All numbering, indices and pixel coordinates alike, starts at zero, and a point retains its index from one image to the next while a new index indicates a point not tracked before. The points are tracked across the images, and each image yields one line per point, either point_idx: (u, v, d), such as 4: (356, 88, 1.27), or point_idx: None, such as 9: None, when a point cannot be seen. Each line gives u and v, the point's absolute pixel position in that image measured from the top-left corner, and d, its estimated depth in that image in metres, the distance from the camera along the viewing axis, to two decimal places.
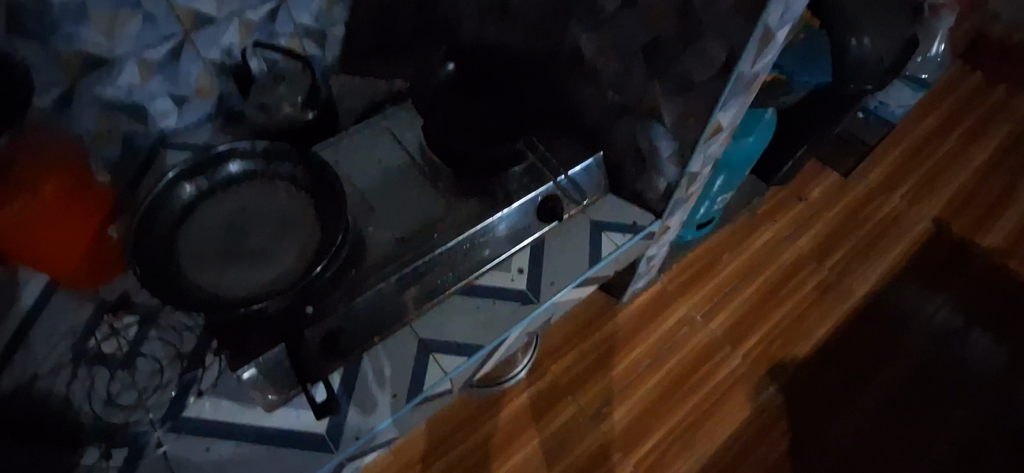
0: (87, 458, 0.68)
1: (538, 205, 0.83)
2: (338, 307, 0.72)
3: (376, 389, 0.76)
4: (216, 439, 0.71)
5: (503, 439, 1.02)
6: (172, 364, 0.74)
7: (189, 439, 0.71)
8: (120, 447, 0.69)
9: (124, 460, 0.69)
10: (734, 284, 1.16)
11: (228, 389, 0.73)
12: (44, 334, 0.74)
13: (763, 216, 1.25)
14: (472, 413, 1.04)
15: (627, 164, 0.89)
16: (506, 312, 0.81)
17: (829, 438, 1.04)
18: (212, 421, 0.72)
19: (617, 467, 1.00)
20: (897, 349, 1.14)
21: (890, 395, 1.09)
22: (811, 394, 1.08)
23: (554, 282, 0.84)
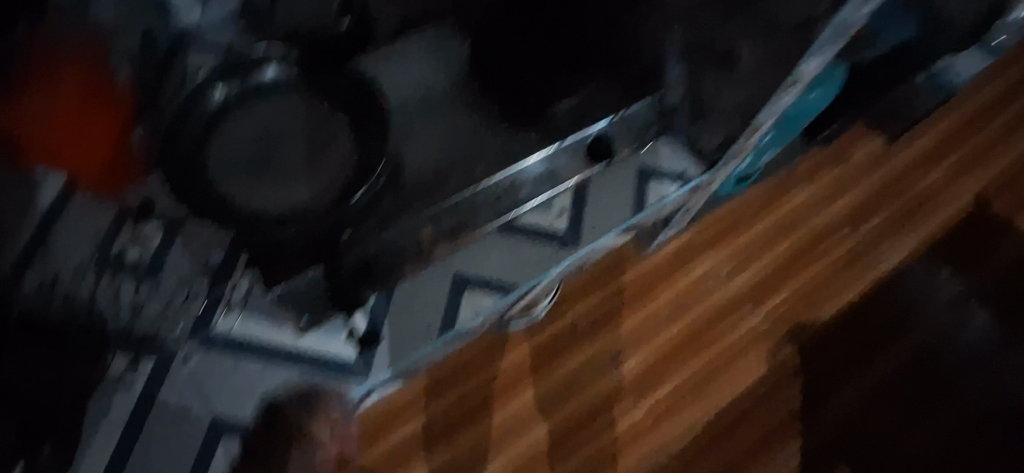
0: (115, 366, 0.73)
1: (588, 144, 0.78)
2: (371, 235, 0.70)
3: (408, 316, 0.80)
4: (247, 352, 0.75)
5: (512, 376, 1.02)
6: (198, 277, 0.72)
7: (217, 353, 0.75)
8: (145, 359, 0.74)
9: (150, 369, 0.74)
10: (761, 244, 1.14)
11: (258, 307, 0.73)
12: (65, 240, 0.68)
13: (802, 174, 1.20)
14: (489, 347, 1.02)
15: (683, 106, 0.84)
16: (541, 256, 0.80)
17: (831, 408, 1.06)
18: (241, 336, 0.74)
19: (626, 410, 1.02)
20: (905, 330, 1.13)
21: (896, 372, 1.10)
22: (823, 362, 1.08)
23: (595, 228, 0.82)
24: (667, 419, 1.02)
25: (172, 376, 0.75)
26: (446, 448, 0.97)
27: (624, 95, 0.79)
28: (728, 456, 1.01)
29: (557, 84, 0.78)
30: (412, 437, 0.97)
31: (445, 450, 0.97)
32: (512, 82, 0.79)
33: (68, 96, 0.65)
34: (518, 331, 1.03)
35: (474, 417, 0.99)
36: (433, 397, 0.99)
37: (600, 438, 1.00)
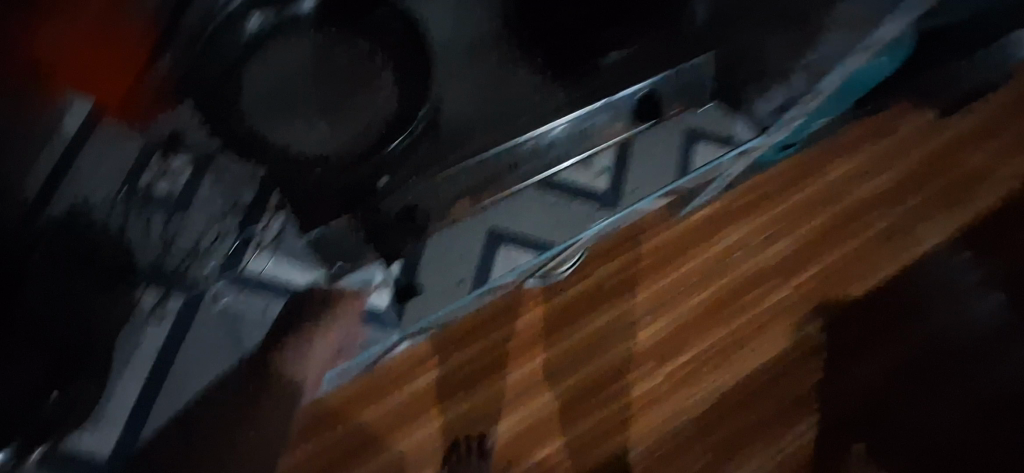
0: (145, 303, 0.77)
1: (635, 102, 0.81)
2: (411, 181, 0.76)
3: (452, 266, 0.86)
4: (273, 299, 0.83)
5: (530, 334, 0.98)
6: (226, 215, 0.75)
7: (250, 295, 0.81)
8: (175, 297, 0.78)
9: (179, 309, 0.79)
10: (795, 216, 1.11)
11: (289, 250, 0.80)
12: (91, 165, 0.63)
13: (842, 147, 1.16)
14: (510, 303, 0.99)
15: (723, 69, 0.85)
16: (579, 212, 0.87)
17: (845, 383, 1.02)
18: (254, 275, 0.80)
19: (648, 375, 0.99)
20: (930, 317, 1.07)
21: (916, 350, 1.05)
22: (845, 338, 1.05)
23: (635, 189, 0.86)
24: (689, 385, 0.99)
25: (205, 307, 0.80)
26: (460, 403, 0.94)
27: (665, 57, 0.80)
28: (746, 427, 0.98)
29: (604, 33, 0.77)
30: (426, 392, 0.93)
31: (460, 405, 0.94)
32: (557, 27, 0.76)
33: (87, 25, 0.57)
34: (538, 287, 1.00)
35: (490, 374, 0.96)
36: (453, 351, 0.95)
37: (617, 401, 0.97)
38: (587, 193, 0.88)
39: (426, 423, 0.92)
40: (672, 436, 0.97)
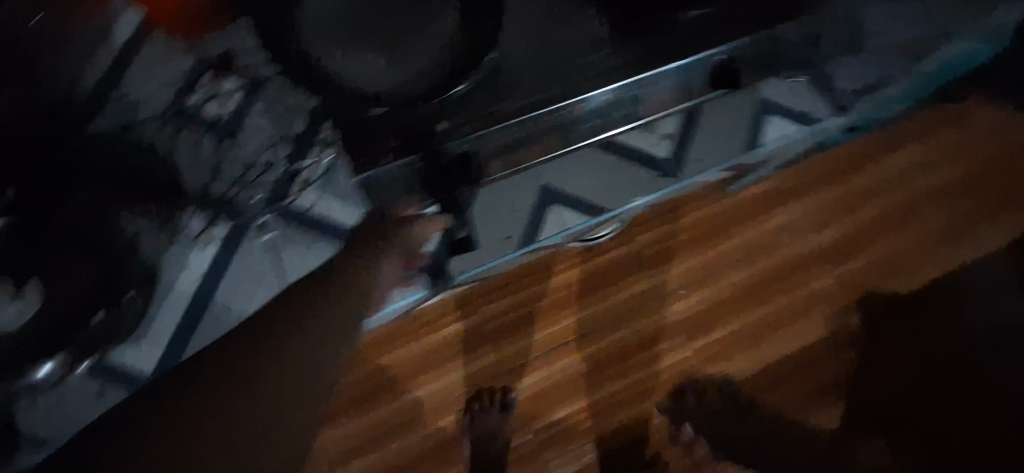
0: (193, 226, 0.76)
1: (703, 70, 0.75)
2: (465, 127, 0.70)
3: (503, 227, 0.94)
4: (315, 241, 0.82)
5: (560, 295, 0.97)
6: (279, 144, 0.73)
7: (295, 235, 0.81)
8: (223, 223, 0.78)
9: (224, 236, 0.78)
10: (848, 203, 1.06)
11: (333, 189, 0.76)
12: (144, 72, 0.67)
13: (910, 133, 1.10)
14: (546, 262, 0.98)
15: (807, 39, 0.79)
16: (634, 178, 0.98)
17: (870, 393, 1.00)
18: (307, 210, 0.79)
19: (678, 347, 0.98)
20: (959, 328, 1.03)
21: (941, 362, 1.02)
22: (874, 343, 1.02)
23: (700, 161, 1.01)
24: (717, 361, 0.98)
25: (247, 242, 0.80)
26: (483, 355, 0.95)
27: (750, 16, 0.75)
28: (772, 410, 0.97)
29: None
30: (449, 341, 0.95)
31: (483, 357, 0.95)
32: None
33: None
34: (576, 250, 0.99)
35: (517, 330, 0.96)
36: (485, 304, 0.96)
37: (643, 370, 0.97)
38: (647, 158, 0.98)
39: (450, 371, 0.94)
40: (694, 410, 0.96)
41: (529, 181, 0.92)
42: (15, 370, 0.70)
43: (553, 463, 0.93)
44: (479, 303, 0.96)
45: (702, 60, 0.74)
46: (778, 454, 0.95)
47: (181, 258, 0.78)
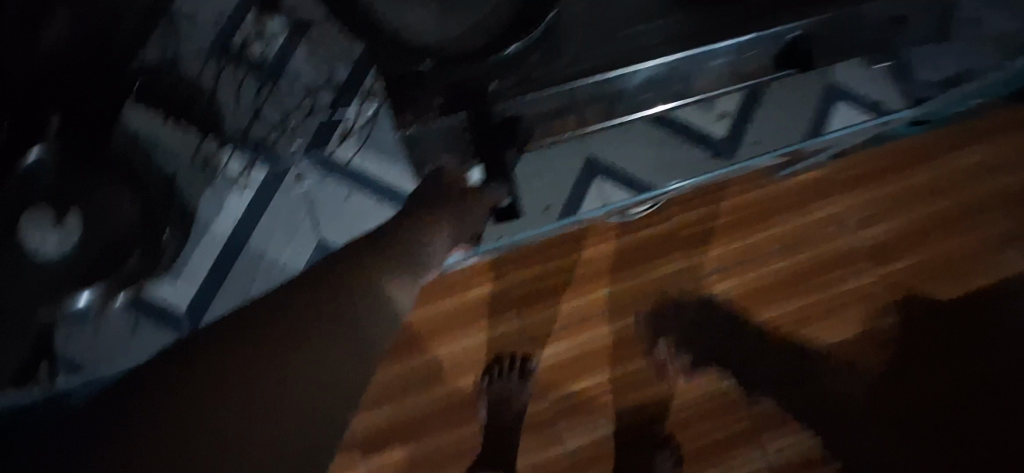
0: (233, 167, 0.86)
1: (774, 47, 0.70)
2: (516, 90, 0.66)
3: (546, 195, 0.95)
4: (354, 193, 0.89)
5: (591, 268, 0.96)
6: (320, 87, 0.85)
7: (329, 185, 0.89)
8: (258, 169, 0.87)
9: (263, 178, 0.87)
10: (900, 202, 1.01)
11: (376, 143, 0.88)
12: (187, 12, 0.80)
13: (978, 132, 1.03)
14: (578, 235, 0.96)
15: (890, 21, 0.74)
16: (686, 156, 0.98)
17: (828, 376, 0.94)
18: (356, 169, 0.88)
19: (703, 333, 0.96)
20: (1004, 348, 0.96)
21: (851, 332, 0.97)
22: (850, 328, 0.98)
23: (756, 142, 0.99)
24: (744, 352, 0.96)
25: (285, 186, 0.88)
26: (506, 322, 0.95)
27: None
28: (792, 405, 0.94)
29: None
30: (476, 303, 0.95)
31: (507, 322, 0.95)
32: None
33: None
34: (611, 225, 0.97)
35: (544, 299, 0.95)
36: (513, 270, 0.95)
37: (668, 352, 0.95)
38: (700, 136, 0.98)
39: (472, 334, 0.94)
40: (714, 396, 0.95)
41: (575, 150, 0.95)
42: (57, 299, 0.79)
43: (566, 434, 0.93)
44: (507, 270, 0.95)
45: (770, 35, 0.69)
46: (794, 450, 0.94)
47: (217, 199, 0.86)
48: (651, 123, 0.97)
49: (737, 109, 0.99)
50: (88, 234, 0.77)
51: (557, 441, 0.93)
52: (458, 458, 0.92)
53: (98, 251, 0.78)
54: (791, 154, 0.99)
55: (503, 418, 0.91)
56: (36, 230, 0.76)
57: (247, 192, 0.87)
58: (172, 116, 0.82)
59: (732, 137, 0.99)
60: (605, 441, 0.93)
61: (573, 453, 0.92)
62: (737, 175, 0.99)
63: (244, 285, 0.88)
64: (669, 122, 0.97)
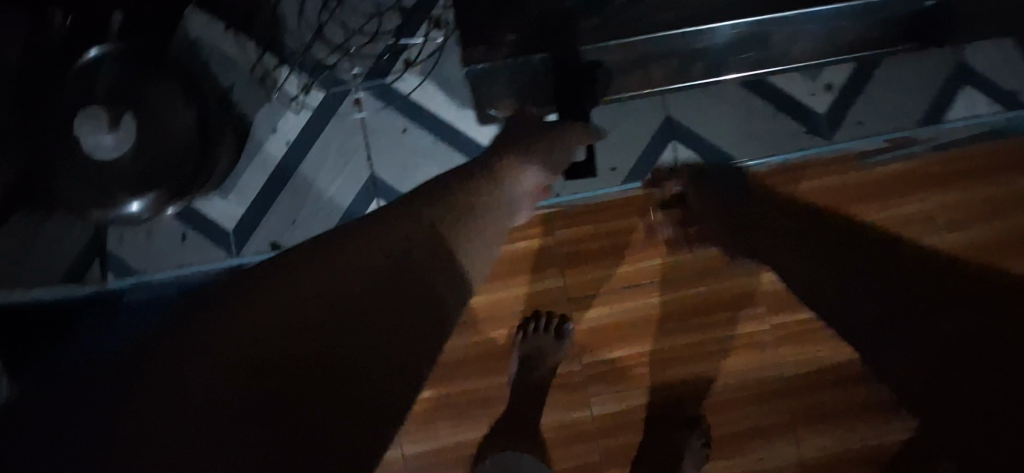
0: (290, 86, 0.87)
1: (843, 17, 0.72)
2: (585, 37, 0.71)
3: (612, 155, 0.92)
4: (411, 126, 0.89)
5: (646, 235, 0.91)
6: (386, 16, 0.87)
7: (388, 117, 0.88)
8: (317, 90, 0.87)
9: (319, 101, 0.88)
10: (1010, 206, 0.88)
11: (440, 77, 0.88)
12: None
13: None
14: (634, 200, 0.92)
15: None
16: (776, 130, 0.91)
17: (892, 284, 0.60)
18: (416, 102, 0.88)
19: (752, 317, 0.91)
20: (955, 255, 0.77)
21: (885, 270, 0.62)
22: (868, 259, 0.65)
23: (859, 124, 0.90)
24: (792, 344, 0.91)
25: (341, 111, 0.88)
26: (548, 279, 0.92)
27: None
28: (828, 401, 0.90)
29: None
30: (522, 256, 0.92)
31: (551, 279, 0.92)
32: None
33: None
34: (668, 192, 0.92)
35: (592, 261, 0.92)
36: (562, 227, 0.92)
37: (712, 332, 0.91)
38: (794, 107, 0.90)
39: (512, 286, 0.92)
40: (753, 384, 0.91)
41: (654, 107, 0.91)
42: (109, 196, 0.73)
43: (595, 399, 0.91)
44: (556, 226, 0.92)
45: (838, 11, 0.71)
46: (825, 447, 0.90)
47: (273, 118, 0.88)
48: (743, 90, 0.91)
49: (846, 83, 0.90)
50: (141, 140, 0.74)
51: (585, 405, 0.91)
52: (483, 407, 0.92)
53: (151, 166, 0.75)
54: (895, 139, 0.90)
55: (531, 373, 0.89)
56: (90, 126, 0.68)
57: (303, 112, 0.88)
58: (233, 29, 0.83)
59: (832, 115, 0.91)
60: (634, 412, 0.91)
61: (600, 419, 0.91)
62: (830, 156, 0.90)
63: (292, 211, 0.87)
64: (762, 90, 0.91)
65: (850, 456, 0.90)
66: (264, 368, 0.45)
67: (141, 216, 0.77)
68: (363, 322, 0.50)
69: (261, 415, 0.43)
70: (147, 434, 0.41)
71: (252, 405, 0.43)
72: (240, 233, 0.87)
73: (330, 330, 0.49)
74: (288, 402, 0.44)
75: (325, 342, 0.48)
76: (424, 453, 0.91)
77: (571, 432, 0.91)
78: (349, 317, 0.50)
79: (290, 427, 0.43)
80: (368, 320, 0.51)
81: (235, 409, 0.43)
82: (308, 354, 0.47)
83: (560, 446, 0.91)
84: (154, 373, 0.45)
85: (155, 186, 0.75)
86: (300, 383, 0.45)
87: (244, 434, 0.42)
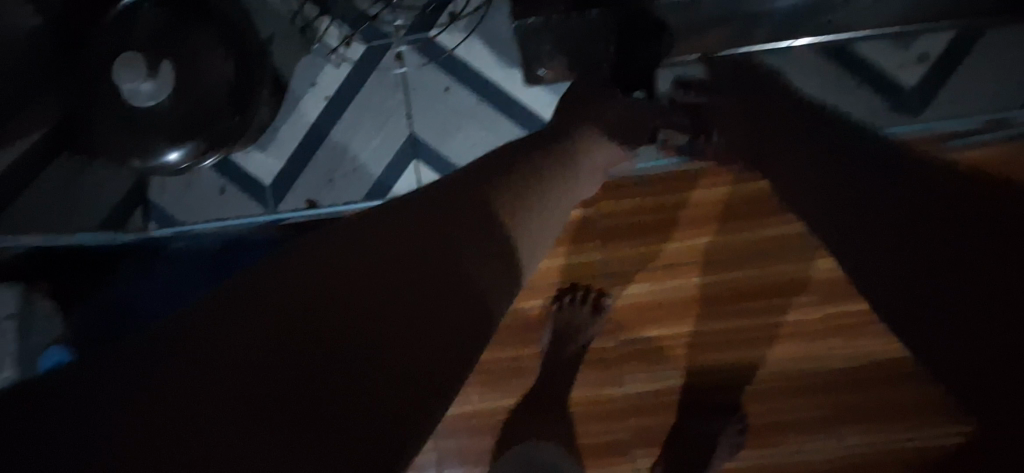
0: (331, 38, 0.85)
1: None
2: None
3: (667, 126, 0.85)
4: (453, 84, 0.85)
5: (695, 212, 0.87)
6: None
7: (429, 74, 0.85)
8: (357, 43, 0.85)
9: (360, 56, 0.86)
10: None
11: (486, 33, 0.84)
12: None
13: None
14: (682, 174, 0.87)
15: None
16: (858, 103, 0.83)
17: (874, 252, 0.44)
18: (459, 59, 0.85)
19: (799, 306, 0.86)
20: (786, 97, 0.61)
21: (875, 211, 0.45)
22: (868, 194, 0.46)
23: (953, 102, 0.81)
24: (841, 336, 0.86)
25: (383, 66, 0.86)
26: (588, 251, 0.89)
27: None
28: (874, 398, 0.85)
29: None
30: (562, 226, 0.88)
31: (590, 252, 0.89)
32: None
33: None
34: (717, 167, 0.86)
35: (635, 237, 0.88)
36: (605, 199, 0.88)
37: (757, 319, 0.86)
38: (879, 79, 0.82)
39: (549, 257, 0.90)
40: (797, 374, 0.86)
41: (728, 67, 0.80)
42: (149, 146, 0.72)
43: (627, 378, 0.89)
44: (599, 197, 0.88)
45: None
46: (867, 447, 0.85)
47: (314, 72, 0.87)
48: (825, 59, 0.82)
49: (942, 55, 0.81)
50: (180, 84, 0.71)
51: (616, 382, 0.89)
52: (514, 377, 0.91)
53: (191, 115, 0.72)
54: (997, 119, 0.80)
55: (564, 344, 0.88)
56: (128, 73, 0.66)
57: (344, 66, 0.86)
58: None
59: (922, 90, 0.82)
60: (668, 393, 0.88)
61: (631, 398, 0.89)
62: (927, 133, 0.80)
63: (329, 169, 0.86)
64: (844, 59, 0.82)
65: (896, 456, 0.85)
66: (308, 338, 0.38)
67: (180, 167, 0.75)
68: (421, 289, 0.43)
69: (303, 392, 0.36)
70: (179, 405, 0.34)
71: (292, 383, 0.36)
72: (277, 189, 0.87)
73: (387, 298, 0.41)
74: (334, 378, 0.37)
75: (384, 331, 0.40)
76: (454, 418, 0.92)
77: (601, 409, 0.89)
78: (408, 290, 0.42)
79: (335, 411, 0.36)
80: (425, 293, 0.43)
81: (275, 381, 0.36)
82: (357, 327, 0.39)
83: (588, 421, 0.89)
84: (194, 336, 0.38)
85: (194, 137, 0.73)
86: (350, 358, 0.38)
87: (281, 412, 0.35)
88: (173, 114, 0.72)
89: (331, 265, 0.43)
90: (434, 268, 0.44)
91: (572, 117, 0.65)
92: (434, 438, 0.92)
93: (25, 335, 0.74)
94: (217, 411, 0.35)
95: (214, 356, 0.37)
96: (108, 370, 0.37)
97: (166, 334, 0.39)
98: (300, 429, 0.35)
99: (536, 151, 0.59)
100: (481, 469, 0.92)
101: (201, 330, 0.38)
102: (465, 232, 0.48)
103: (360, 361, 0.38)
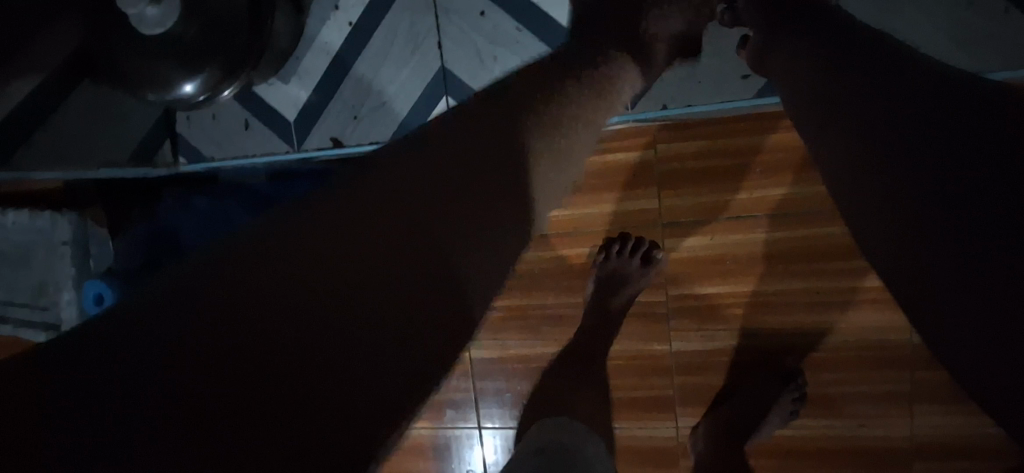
0: None
1: None
2: None
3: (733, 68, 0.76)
4: (489, 6, 0.76)
5: (769, 160, 0.76)
6: None
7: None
8: None
9: None
10: None
11: None
12: None
13: None
14: (752, 117, 0.76)
15: None
16: (1001, 39, 0.68)
17: (916, 239, 0.34)
18: None
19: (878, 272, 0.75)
20: None
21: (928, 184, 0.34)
22: (913, 155, 0.35)
23: None
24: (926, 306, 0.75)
25: None
26: (640, 199, 0.81)
27: None
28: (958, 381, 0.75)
29: None
30: (614, 169, 0.81)
31: (643, 199, 0.81)
32: None
33: None
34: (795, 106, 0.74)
35: (698, 184, 0.79)
36: (664, 141, 0.79)
37: (828, 284, 0.77)
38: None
39: (601, 202, 0.83)
40: (868, 346, 0.77)
41: None
42: (160, 78, 0.69)
43: (675, 334, 0.83)
44: (658, 140, 0.79)
45: None
46: (942, 430, 0.76)
47: None
48: None
49: None
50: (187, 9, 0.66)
51: (662, 338, 0.84)
52: (554, 326, 0.87)
53: (203, 38, 0.68)
54: None
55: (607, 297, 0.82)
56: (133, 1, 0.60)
57: None
58: None
59: None
60: (719, 354, 0.82)
61: (677, 355, 0.83)
62: None
63: (355, 104, 0.81)
64: None
65: (973, 445, 0.75)
66: (344, 297, 0.32)
67: (197, 98, 0.73)
68: (440, 248, 0.37)
69: (347, 362, 0.30)
70: (250, 383, 0.28)
71: (367, 357, 0.31)
72: (302, 124, 0.84)
73: (434, 259, 0.36)
74: (406, 355, 0.32)
75: (416, 291, 0.34)
76: (494, 360, 0.90)
77: (645, 364, 0.85)
78: (449, 253, 0.37)
79: (371, 390, 0.30)
80: (450, 251, 0.37)
81: (313, 352, 0.30)
82: (413, 298, 0.34)
83: (626, 376, 0.85)
84: (240, 294, 0.30)
85: (205, 66, 0.69)
86: (414, 327, 0.33)
87: (332, 387, 0.29)
88: (184, 39, 0.67)
89: (371, 217, 0.36)
90: (456, 218, 0.39)
91: (610, 51, 0.56)
92: (474, 378, 0.91)
93: (82, 260, 0.78)
94: (261, 389, 0.28)
95: (273, 321, 0.30)
96: (66, 346, 0.27)
97: (143, 300, 0.30)
98: (355, 405, 0.29)
99: (564, 80, 0.50)
100: (518, 412, 0.90)
101: (246, 288, 0.31)
102: (473, 186, 0.40)
103: (423, 331, 0.33)
